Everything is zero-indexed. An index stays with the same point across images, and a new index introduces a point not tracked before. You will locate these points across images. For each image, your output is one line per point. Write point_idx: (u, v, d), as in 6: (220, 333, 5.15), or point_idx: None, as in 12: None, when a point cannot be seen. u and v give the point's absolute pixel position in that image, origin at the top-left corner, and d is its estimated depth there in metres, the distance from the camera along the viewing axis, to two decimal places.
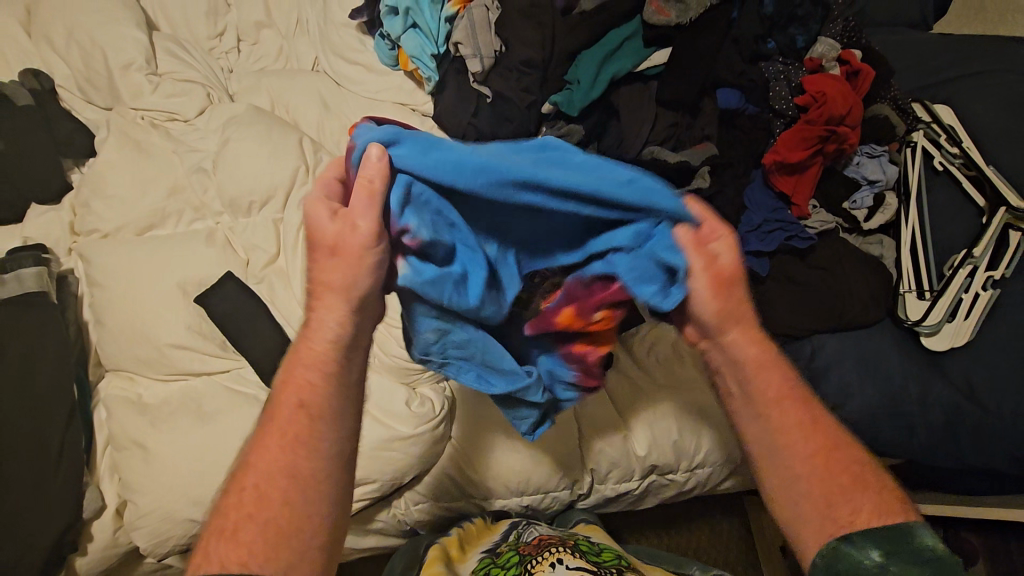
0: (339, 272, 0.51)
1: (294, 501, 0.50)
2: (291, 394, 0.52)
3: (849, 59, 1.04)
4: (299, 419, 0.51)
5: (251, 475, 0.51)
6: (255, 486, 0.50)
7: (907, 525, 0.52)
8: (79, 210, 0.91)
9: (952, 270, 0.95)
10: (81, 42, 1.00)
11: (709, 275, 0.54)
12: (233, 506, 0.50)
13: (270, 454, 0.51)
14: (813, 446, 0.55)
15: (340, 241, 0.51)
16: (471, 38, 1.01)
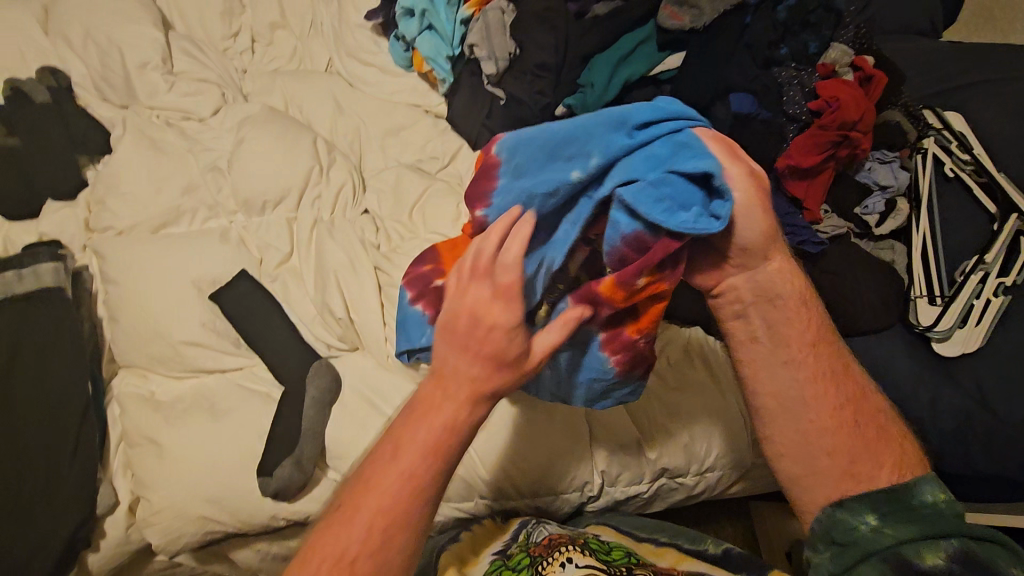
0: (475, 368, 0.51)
1: (390, 550, 0.51)
2: (407, 451, 0.51)
3: (862, 65, 1.04)
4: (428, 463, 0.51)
5: (371, 505, 0.51)
6: (361, 526, 0.50)
7: (908, 484, 0.59)
8: (95, 207, 0.91)
9: (964, 275, 0.95)
10: (98, 41, 1.00)
11: (751, 185, 0.56)
12: (335, 534, 0.51)
13: (376, 495, 0.51)
14: (829, 401, 0.61)
15: (488, 348, 0.50)
16: (485, 40, 1.02)
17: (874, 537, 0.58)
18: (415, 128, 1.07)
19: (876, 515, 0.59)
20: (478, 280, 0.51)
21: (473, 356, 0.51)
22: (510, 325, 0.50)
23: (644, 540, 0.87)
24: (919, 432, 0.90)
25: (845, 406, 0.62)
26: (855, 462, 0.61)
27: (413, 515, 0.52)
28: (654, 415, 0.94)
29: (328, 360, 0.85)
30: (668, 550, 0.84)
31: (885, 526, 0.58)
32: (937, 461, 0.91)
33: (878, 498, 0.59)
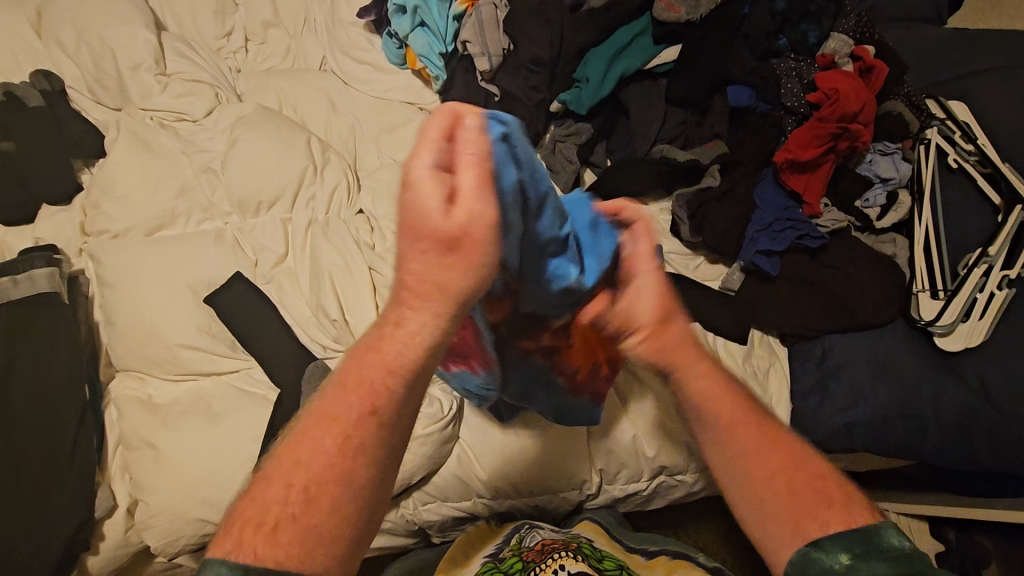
0: (418, 261, 0.42)
1: (334, 501, 0.42)
2: (345, 393, 0.44)
3: (862, 55, 1.02)
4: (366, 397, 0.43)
5: (297, 470, 0.42)
6: (285, 486, 0.41)
7: (874, 525, 0.49)
8: (89, 211, 0.91)
9: (967, 268, 0.94)
10: (91, 43, 1.00)
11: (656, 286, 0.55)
12: (259, 496, 0.42)
13: (306, 456, 0.42)
14: (768, 450, 0.54)
15: (430, 228, 0.40)
16: (479, 36, 1.00)
17: None
18: (410, 126, 1.06)
19: (851, 556, 0.47)
20: (399, 195, 0.40)
21: (420, 244, 0.41)
22: (466, 192, 0.40)
23: (632, 551, 0.88)
24: (921, 428, 0.89)
25: (791, 466, 0.54)
26: (797, 519, 0.51)
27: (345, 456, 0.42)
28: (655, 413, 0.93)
29: (325, 361, 0.84)
30: (658, 559, 0.84)
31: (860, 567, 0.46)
32: (939, 457, 0.90)
33: (847, 538, 0.48)
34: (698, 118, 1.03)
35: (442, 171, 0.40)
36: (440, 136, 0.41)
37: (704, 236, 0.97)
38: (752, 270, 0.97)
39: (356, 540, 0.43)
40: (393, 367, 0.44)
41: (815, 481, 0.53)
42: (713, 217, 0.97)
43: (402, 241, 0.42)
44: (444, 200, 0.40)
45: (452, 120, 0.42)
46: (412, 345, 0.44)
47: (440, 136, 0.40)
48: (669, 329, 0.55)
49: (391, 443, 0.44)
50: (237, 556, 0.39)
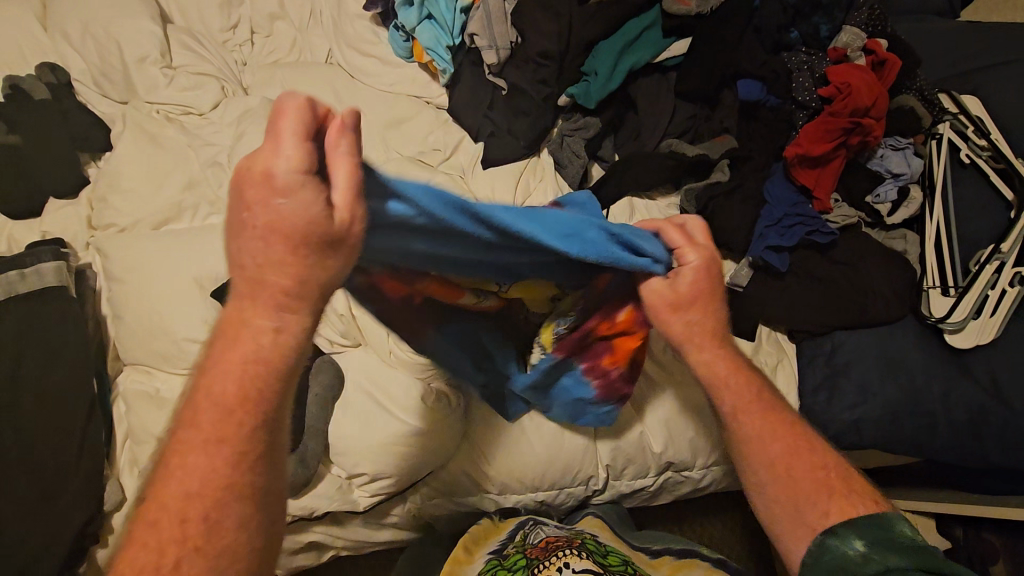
0: (268, 253, 0.40)
1: (232, 530, 0.41)
2: (208, 410, 0.42)
3: (875, 49, 1.00)
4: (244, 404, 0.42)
5: (190, 481, 0.41)
6: (178, 518, 0.40)
7: (883, 518, 0.56)
8: (96, 205, 0.91)
9: (979, 265, 0.93)
10: (96, 36, 1.00)
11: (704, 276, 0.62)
12: (147, 540, 0.40)
13: (184, 475, 0.41)
14: (783, 450, 0.62)
15: (295, 227, 0.39)
16: (486, 28, 1.00)
17: (862, 563, 0.52)
18: (417, 119, 1.05)
19: (863, 541, 0.54)
20: (253, 185, 0.38)
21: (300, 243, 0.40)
22: (341, 189, 0.39)
23: (638, 549, 0.89)
24: (930, 426, 0.88)
25: (795, 444, 0.62)
26: (804, 498, 0.59)
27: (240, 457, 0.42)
28: (664, 409, 0.93)
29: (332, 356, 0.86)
30: (664, 558, 0.85)
31: (875, 552, 0.53)
32: (948, 455, 0.89)
33: (858, 525, 0.55)
34: (707, 112, 1.02)
35: (313, 175, 0.38)
36: (298, 134, 0.37)
37: (712, 232, 0.97)
38: (762, 266, 0.96)
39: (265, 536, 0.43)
40: (278, 363, 0.43)
41: (819, 470, 0.61)
42: (723, 212, 0.96)
43: (239, 229, 0.41)
44: (308, 201, 0.38)
45: (318, 120, 0.38)
46: (290, 331, 0.43)
47: (306, 172, 0.38)
48: (707, 313, 0.64)
49: (265, 455, 0.43)
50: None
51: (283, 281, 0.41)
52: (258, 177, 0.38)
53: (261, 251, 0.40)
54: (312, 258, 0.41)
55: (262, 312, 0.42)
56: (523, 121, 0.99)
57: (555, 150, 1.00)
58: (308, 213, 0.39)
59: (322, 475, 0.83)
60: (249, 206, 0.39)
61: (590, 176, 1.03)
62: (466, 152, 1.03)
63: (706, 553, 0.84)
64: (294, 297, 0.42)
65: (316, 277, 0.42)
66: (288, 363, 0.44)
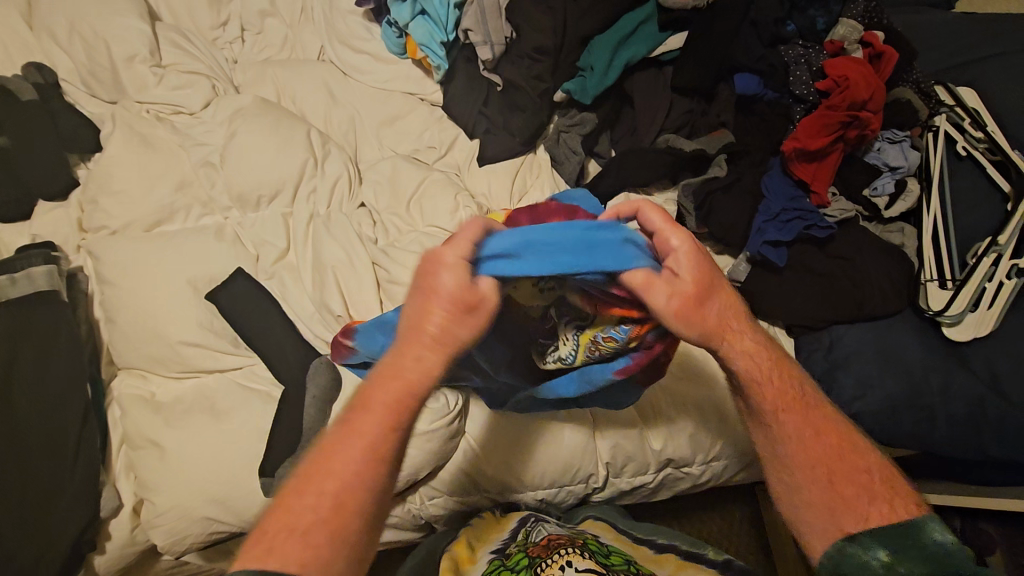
0: (438, 312, 0.52)
1: (355, 515, 0.48)
2: (363, 421, 0.50)
3: (872, 42, 1.00)
4: (378, 434, 0.50)
5: (327, 480, 0.48)
6: (318, 496, 0.47)
7: (914, 520, 0.53)
8: (87, 207, 0.89)
9: (976, 258, 0.93)
10: (83, 34, 0.98)
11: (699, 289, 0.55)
12: (292, 508, 0.47)
13: (326, 475, 0.48)
14: (807, 452, 0.57)
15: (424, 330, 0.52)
16: (481, 24, 0.98)
17: (884, 574, 0.51)
18: (411, 116, 1.04)
19: (888, 552, 0.52)
20: (430, 270, 0.53)
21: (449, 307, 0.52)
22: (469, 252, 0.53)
23: (641, 543, 0.89)
24: (929, 419, 0.89)
25: (829, 444, 0.58)
26: (840, 504, 0.55)
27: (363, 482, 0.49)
28: (662, 406, 0.93)
29: (329, 358, 0.83)
30: (667, 556, 0.86)
31: (899, 562, 0.51)
32: (947, 447, 0.90)
33: (884, 532, 0.53)
34: (704, 106, 1.02)
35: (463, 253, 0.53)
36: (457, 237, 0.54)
37: (710, 228, 0.96)
38: (759, 260, 0.96)
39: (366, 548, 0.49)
40: (413, 392, 0.51)
41: (859, 475, 0.57)
42: (721, 208, 0.96)
43: (415, 293, 0.54)
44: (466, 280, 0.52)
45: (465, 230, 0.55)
46: (429, 373, 0.52)
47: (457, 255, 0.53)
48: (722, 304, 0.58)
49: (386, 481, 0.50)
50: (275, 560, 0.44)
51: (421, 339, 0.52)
52: (424, 270, 0.53)
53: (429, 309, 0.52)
54: (467, 317, 0.52)
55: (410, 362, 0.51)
56: (518, 117, 0.98)
57: (551, 146, 1.00)
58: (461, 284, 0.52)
59: None
60: (415, 291, 0.54)
61: (586, 173, 1.02)
62: (462, 150, 1.02)
63: (710, 553, 0.85)
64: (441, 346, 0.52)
65: (465, 333, 0.52)
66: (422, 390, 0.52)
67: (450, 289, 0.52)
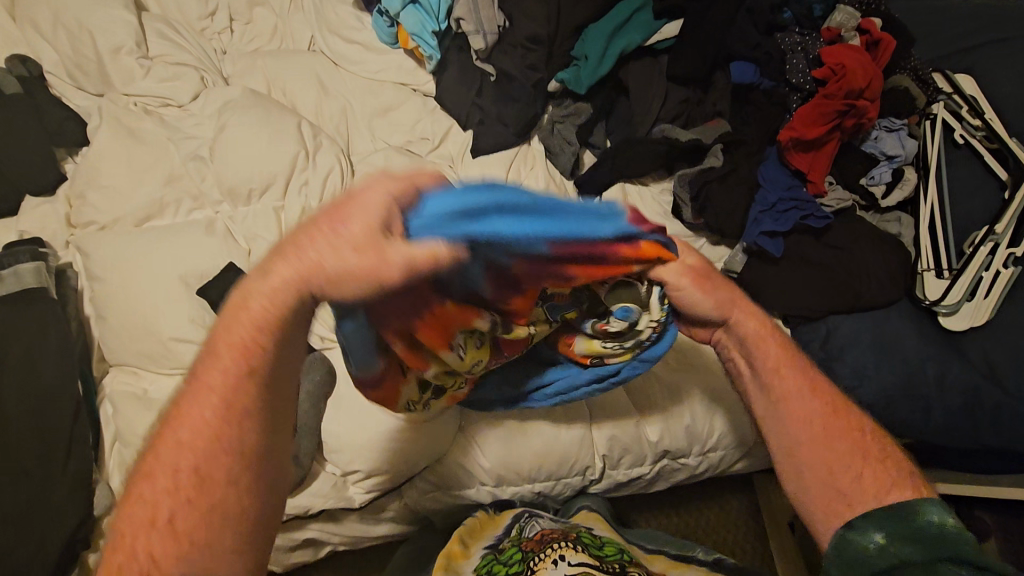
0: (345, 254, 0.40)
1: (219, 490, 0.44)
2: (215, 367, 0.45)
3: (869, 28, 0.99)
4: (213, 402, 0.45)
5: (178, 453, 0.44)
6: (172, 472, 0.44)
7: (912, 504, 0.55)
8: (76, 202, 0.88)
9: (973, 247, 0.93)
10: (68, 26, 0.96)
11: (690, 275, 0.60)
12: (145, 492, 0.44)
13: (182, 431, 0.45)
14: (824, 433, 0.60)
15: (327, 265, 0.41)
16: (473, 13, 0.96)
17: (880, 557, 0.53)
18: (404, 107, 1.03)
19: (884, 535, 0.54)
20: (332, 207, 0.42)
21: (338, 232, 0.41)
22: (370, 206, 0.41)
23: (635, 545, 0.89)
24: (925, 409, 0.88)
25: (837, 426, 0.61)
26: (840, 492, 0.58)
27: (208, 453, 0.44)
28: (658, 398, 0.92)
29: (324, 353, 0.84)
30: (659, 556, 0.85)
31: (893, 546, 0.53)
32: (944, 437, 0.89)
33: (877, 516, 0.55)
34: (700, 95, 1.01)
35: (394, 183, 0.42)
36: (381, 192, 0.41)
37: (706, 219, 0.96)
38: (755, 251, 0.95)
39: (259, 514, 0.47)
40: (262, 326, 0.44)
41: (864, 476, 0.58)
42: (717, 197, 0.95)
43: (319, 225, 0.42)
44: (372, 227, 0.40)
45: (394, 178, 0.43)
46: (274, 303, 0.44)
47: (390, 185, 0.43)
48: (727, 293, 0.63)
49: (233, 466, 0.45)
50: (136, 563, 0.42)
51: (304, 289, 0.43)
52: (335, 208, 0.41)
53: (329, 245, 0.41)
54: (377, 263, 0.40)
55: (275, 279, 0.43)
56: (512, 107, 0.97)
57: (546, 137, 0.98)
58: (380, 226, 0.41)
59: (316, 473, 0.83)
60: (318, 222, 0.43)
61: (580, 164, 1.01)
62: (455, 141, 1.00)
63: (700, 555, 0.84)
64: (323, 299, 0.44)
65: (362, 274, 0.40)
66: (281, 321, 0.44)
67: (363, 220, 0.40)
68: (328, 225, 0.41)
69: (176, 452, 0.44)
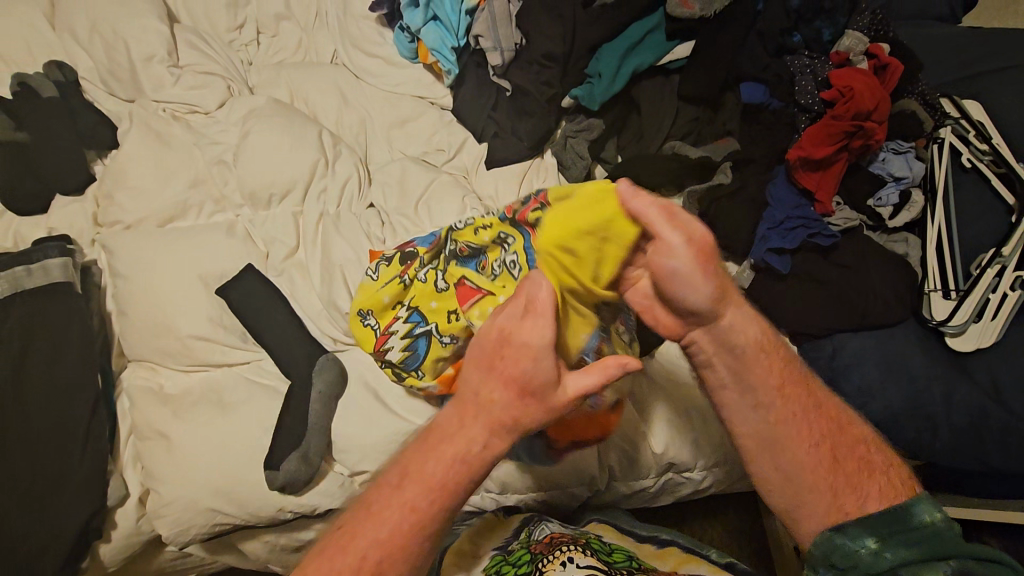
0: (500, 392, 0.53)
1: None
2: (410, 482, 0.55)
3: (877, 53, 1.01)
4: (406, 520, 0.54)
5: (369, 535, 0.53)
6: (358, 557, 0.53)
7: (901, 506, 0.58)
8: (103, 202, 0.92)
9: (980, 269, 0.93)
10: (104, 34, 1.01)
11: (691, 251, 0.56)
12: (330, 561, 0.53)
13: (370, 527, 0.54)
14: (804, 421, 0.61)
15: (493, 411, 0.54)
16: (491, 30, 1.00)
17: (874, 560, 0.56)
18: (421, 120, 1.06)
19: (875, 539, 0.57)
20: (518, 348, 0.52)
21: (522, 393, 0.53)
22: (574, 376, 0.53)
23: (645, 540, 0.88)
24: (931, 429, 0.88)
25: (814, 412, 0.62)
26: (846, 486, 0.59)
27: (410, 540, 0.54)
28: (661, 410, 0.93)
29: (335, 355, 0.85)
30: (670, 551, 0.84)
31: (887, 549, 0.56)
32: (949, 458, 0.89)
33: (877, 520, 0.57)
34: (711, 114, 1.04)
35: (533, 361, 0.52)
36: (546, 357, 0.52)
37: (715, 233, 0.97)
38: (763, 267, 0.97)
39: None
40: (474, 473, 0.55)
41: (858, 450, 0.62)
42: (726, 213, 0.97)
43: (472, 361, 0.55)
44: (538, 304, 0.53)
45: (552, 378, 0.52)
46: (483, 447, 0.54)
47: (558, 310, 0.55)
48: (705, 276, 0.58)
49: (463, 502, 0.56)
50: None
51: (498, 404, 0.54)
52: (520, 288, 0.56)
53: (477, 384, 0.55)
54: (532, 403, 0.53)
55: (473, 432, 0.54)
56: (526, 122, 0.99)
57: (559, 152, 1.01)
58: (545, 345, 0.52)
59: (324, 474, 0.82)
60: (499, 345, 0.53)
61: (591, 178, 1.04)
62: (470, 153, 1.03)
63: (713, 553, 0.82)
64: (508, 424, 0.54)
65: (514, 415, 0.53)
66: (477, 469, 0.55)
67: (522, 374, 0.52)
68: (484, 372, 0.54)
69: (373, 529, 0.54)
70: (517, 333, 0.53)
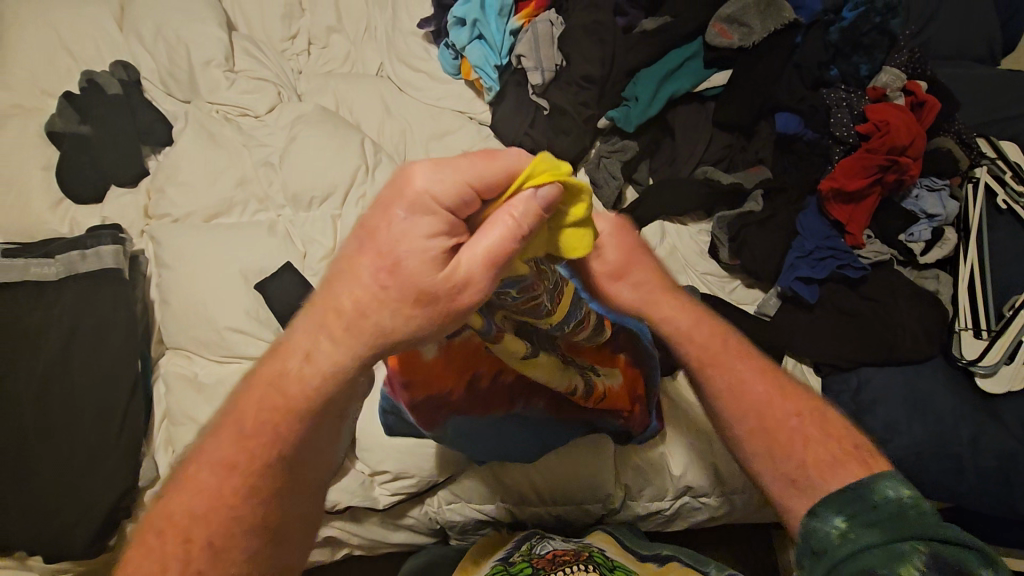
0: (361, 281, 0.40)
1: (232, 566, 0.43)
2: (231, 435, 0.44)
3: (914, 91, 1.02)
4: (228, 471, 0.43)
5: (197, 497, 0.43)
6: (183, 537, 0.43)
7: (863, 482, 0.53)
8: (154, 194, 0.96)
9: (1013, 310, 0.92)
10: (167, 38, 1.06)
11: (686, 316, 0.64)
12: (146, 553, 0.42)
13: (189, 496, 0.43)
14: (766, 408, 0.60)
15: (341, 310, 0.41)
16: (534, 51, 1.04)
17: (840, 543, 0.50)
18: (459, 133, 1.09)
19: (843, 519, 0.52)
20: (397, 201, 0.40)
21: (385, 273, 0.40)
22: (477, 251, 0.40)
23: (648, 559, 0.85)
24: (957, 470, 0.86)
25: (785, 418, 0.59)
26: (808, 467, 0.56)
27: (238, 495, 0.43)
28: (681, 433, 0.93)
29: None
30: (670, 568, 0.81)
31: (853, 530, 0.50)
32: (976, 502, 0.87)
33: (837, 500, 0.53)
34: (744, 143, 1.05)
35: (445, 206, 0.40)
36: (473, 188, 0.40)
37: (742, 260, 0.98)
38: (790, 295, 0.97)
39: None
40: (294, 413, 0.43)
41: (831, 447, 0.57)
42: (754, 241, 0.97)
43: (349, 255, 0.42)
44: (443, 189, 0.39)
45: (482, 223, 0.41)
46: (320, 380, 0.43)
47: (510, 228, 0.40)
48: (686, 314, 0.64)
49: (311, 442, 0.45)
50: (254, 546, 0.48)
51: (357, 322, 0.40)
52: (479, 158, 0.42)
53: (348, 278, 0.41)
54: (390, 288, 0.40)
55: (303, 339, 0.43)
56: (562, 140, 1.02)
57: (591, 170, 1.03)
58: (445, 196, 0.39)
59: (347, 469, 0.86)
60: (372, 268, 0.40)
61: (623, 199, 1.06)
62: None
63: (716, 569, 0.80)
64: (367, 342, 0.41)
65: (381, 314, 0.40)
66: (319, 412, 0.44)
67: (399, 250, 0.39)
68: (354, 258, 0.41)
69: (187, 494, 0.44)
70: (415, 191, 0.39)
